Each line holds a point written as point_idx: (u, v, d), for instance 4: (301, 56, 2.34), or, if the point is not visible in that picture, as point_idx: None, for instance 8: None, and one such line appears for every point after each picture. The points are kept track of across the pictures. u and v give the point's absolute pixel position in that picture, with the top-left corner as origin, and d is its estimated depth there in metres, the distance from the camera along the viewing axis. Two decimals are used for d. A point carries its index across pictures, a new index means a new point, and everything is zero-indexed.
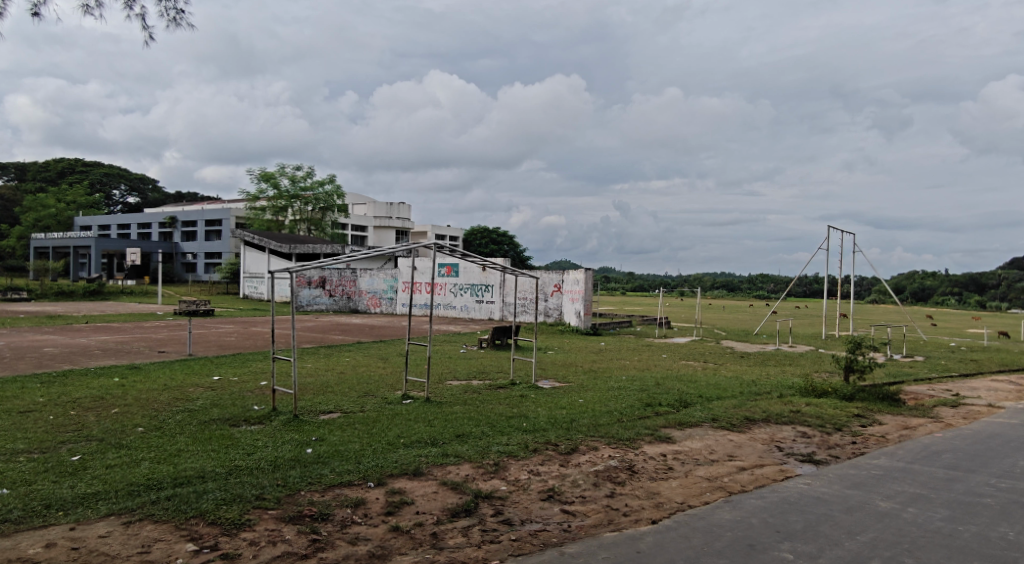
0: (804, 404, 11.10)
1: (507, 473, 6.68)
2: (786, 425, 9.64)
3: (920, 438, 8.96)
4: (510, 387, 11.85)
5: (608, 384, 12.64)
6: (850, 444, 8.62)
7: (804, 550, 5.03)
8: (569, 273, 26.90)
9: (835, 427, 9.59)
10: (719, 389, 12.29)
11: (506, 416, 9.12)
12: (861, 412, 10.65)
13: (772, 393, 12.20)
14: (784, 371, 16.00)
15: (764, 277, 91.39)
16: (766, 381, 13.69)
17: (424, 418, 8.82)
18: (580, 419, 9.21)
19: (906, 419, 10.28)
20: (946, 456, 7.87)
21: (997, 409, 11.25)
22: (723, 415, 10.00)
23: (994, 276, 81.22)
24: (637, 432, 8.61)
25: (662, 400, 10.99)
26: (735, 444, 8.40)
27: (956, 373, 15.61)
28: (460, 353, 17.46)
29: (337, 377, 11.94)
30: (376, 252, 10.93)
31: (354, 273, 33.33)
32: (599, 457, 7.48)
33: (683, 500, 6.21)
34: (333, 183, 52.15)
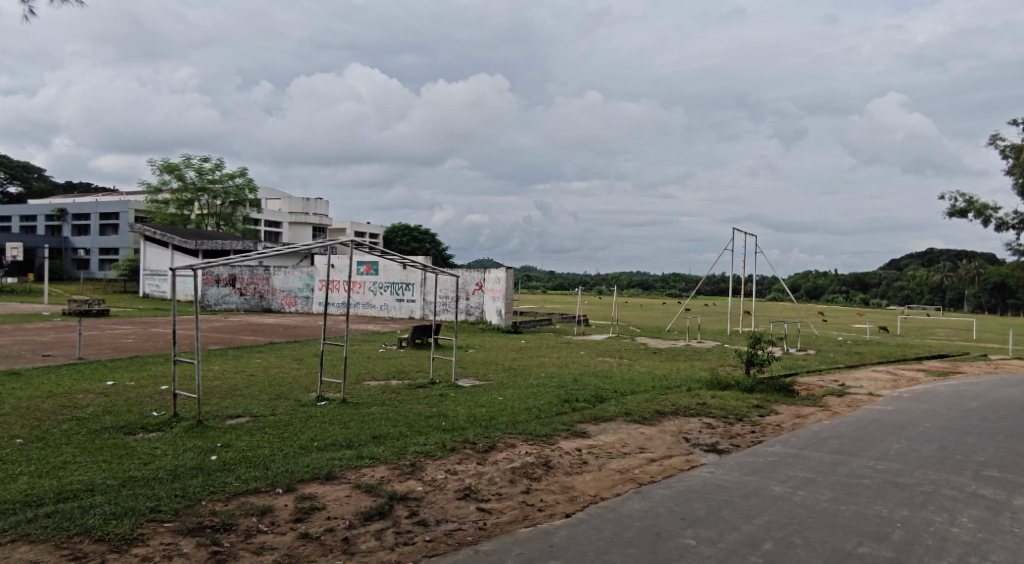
0: (710, 397, 11.66)
1: (423, 473, 6.66)
2: (693, 417, 10.10)
3: (811, 426, 9.64)
4: (429, 387, 11.80)
5: (525, 381, 12.82)
6: (750, 433, 9.16)
7: (706, 535, 5.30)
8: (490, 272, 27.04)
9: (737, 417, 10.14)
10: (633, 385, 12.70)
11: (424, 416, 9.08)
12: (760, 403, 11.33)
13: (682, 387, 12.75)
14: (692, 365, 16.76)
15: (674, 276, 95.06)
16: (676, 376, 14.30)
17: (340, 420, 8.63)
18: (498, 416, 9.30)
19: (799, 408, 11.04)
20: (832, 442, 8.51)
21: (877, 397, 12.29)
22: (635, 408, 10.37)
23: (877, 276, 88.02)
24: (553, 428, 8.79)
25: (579, 396, 11.24)
26: (646, 437, 8.74)
27: (842, 365, 16.90)
28: (379, 352, 17.19)
29: (246, 379, 11.47)
30: (291, 248, 10.17)
31: (267, 270, 32.10)
32: (516, 454, 7.58)
33: (596, 493, 6.40)
34: (243, 176, 50.01)
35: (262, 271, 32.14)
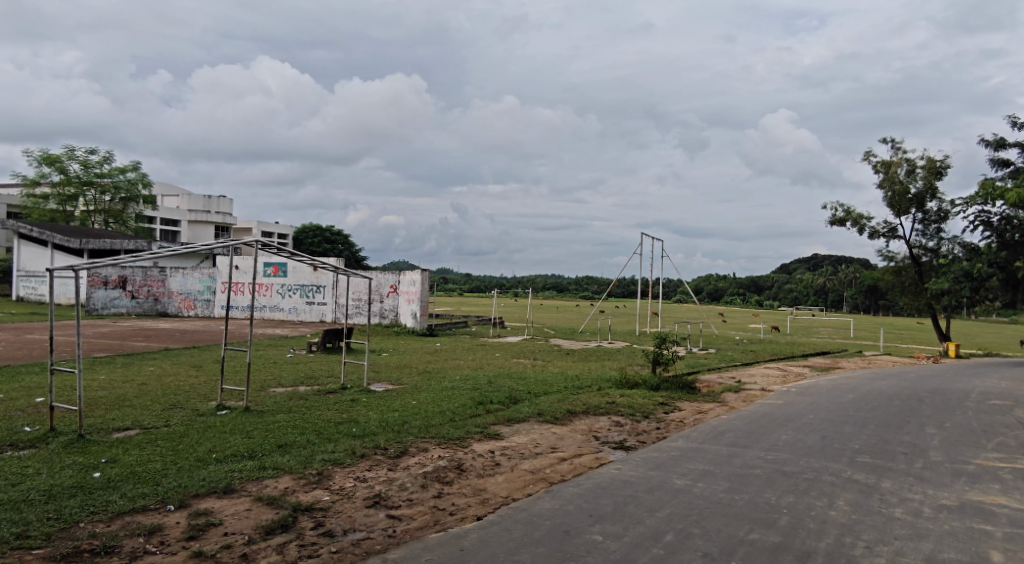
0: (618, 395, 11.99)
1: (331, 482, 6.46)
2: (603, 416, 10.35)
3: (710, 421, 10.10)
4: (340, 392, 11.47)
5: (440, 384, 12.72)
6: (655, 429, 9.48)
7: (612, 531, 5.43)
8: (405, 273, 26.65)
9: (643, 415, 10.47)
10: (547, 385, 12.84)
11: (334, 422, 8.82)
12: (665, 400, 11.77)
13: (592, 386, 13.01)
14: (603, 365, 17.21)
15: (586, 279, 97.64)
16: (587, 376, 14.62)
17: (241, 429, 8.23)
18: (412, 420, 9.17)
19: (700, 404, 11.55)
20: (729, 435, 8.96)
21: (769, 392, 13.07)
22: (547, 409, 10.49)
23: (771, 279, 93.81)
24: (467, 431, 8.75)
25: (493, 398, 11.25)
26: (557, 436, 8.86)
27: (740, 363, 17.88)
28: (287, 357, 16.56)
29: (136, 389, 10.72)
30: (187, 248, 9.52)
31: (163, 271, 30.22)
32: (428, 458, 7.49)
33: (508, 494, 6.42)
34: (136, 170, 46.86)
35: (157, 272, 30.21)
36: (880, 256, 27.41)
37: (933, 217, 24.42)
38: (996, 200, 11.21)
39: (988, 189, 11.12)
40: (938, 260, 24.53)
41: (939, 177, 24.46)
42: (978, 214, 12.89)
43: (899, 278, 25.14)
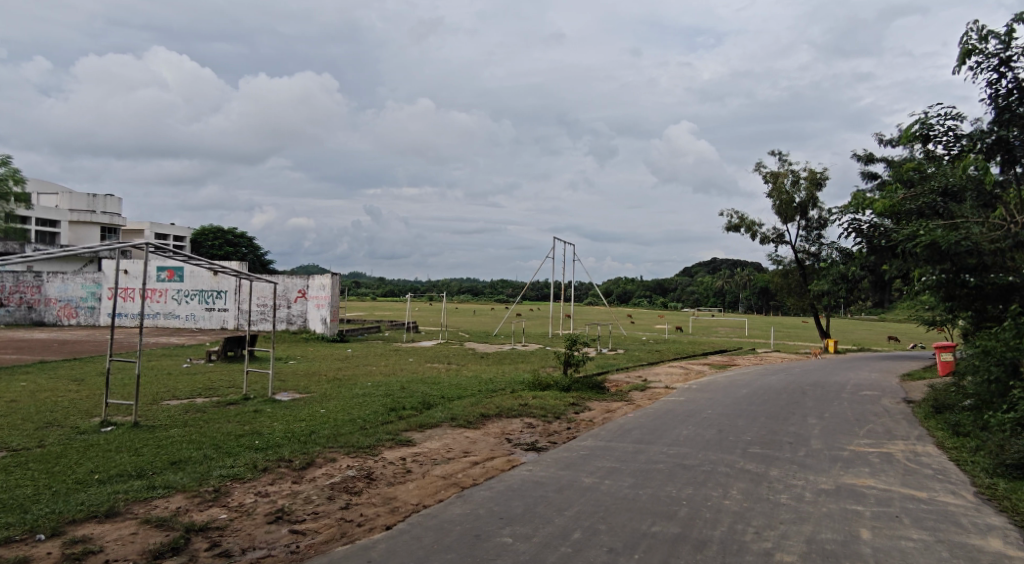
0: (531, 397, 12.14)
1: (229, 498, 6.16)
2: (515, 418, 10.44)
3: (618, 419, 10.43)
4: (242, 403, 10.97)
5: (351, 392, 12.43)
6: (565, 429, 9.67)
7: (522, 532, 5.49)
8: (314, 278, 25.84)
9: (554, 415, 10.66)
10: (460, 389, 12.82)
11: (235, 435, 8.43)
12: (575, 400, 12.03)
13: (506, 389, 13.10)
14: (516, 368, 17.38)
15: (500, 282, 98.48)
16: (501, 378, 14.71)
17: (129, 446, 7.71)
18: (320, 430, 8.91)
19: (608, 403, 11.89)
20: (635, 432, 9.29)
21: (673, 389, 13.66)
22: (461, 413, 10.47)
23: (675, 282, 98.03)
24: (377, 438, 8.59)
25: (405, 404, 11.10)
26: (470, 440, 8.87)
27: (646, 362, 18.55)
28: (183, 367, 15.64)
29: (6, 407, 9.78)
30: (65, 252, 8.77)
31: (38, 277, 27.86)
32: (336, 468, 7.29)
33: (418, 501, 6.35)
34: (7, 166, 42.88)
35: (31, 278, 27.83)
36: (770, 260, 29.30)
37: (814, 224, 26.33)
38: (865, 209, 12.26)
39: (859, 201, 12.12)
40: (819, 264, 26.47)
41: (820, 188, 26.41)
42: (851, 222, 14.03)
43: (786, 280, 27.08)
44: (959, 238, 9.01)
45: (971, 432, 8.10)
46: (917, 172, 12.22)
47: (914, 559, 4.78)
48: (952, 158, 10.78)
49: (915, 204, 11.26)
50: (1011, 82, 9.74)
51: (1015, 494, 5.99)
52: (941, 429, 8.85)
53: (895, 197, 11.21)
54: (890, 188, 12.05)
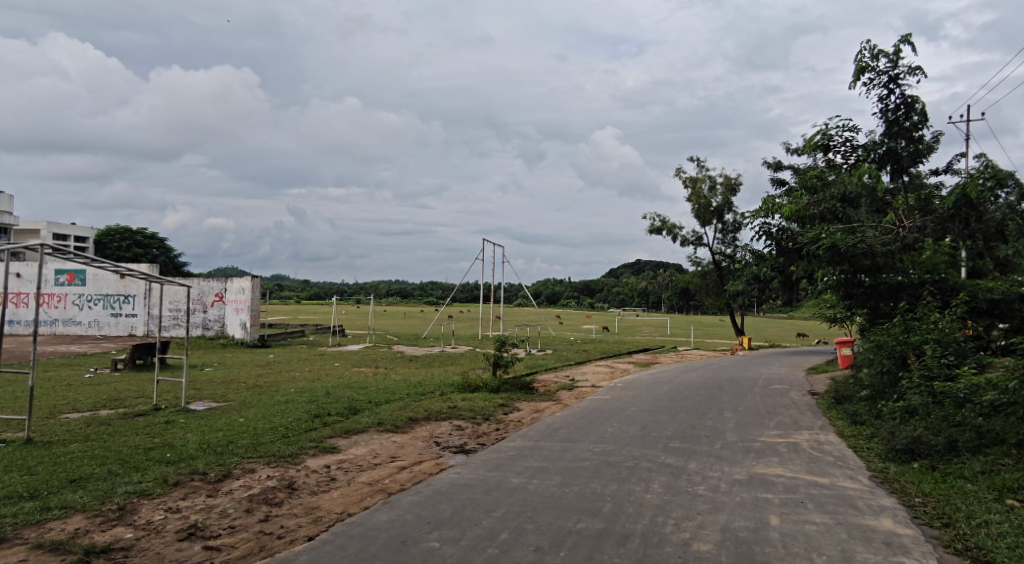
0: (460, 399, 12.12)
1: (135, 516, 5.86)
2: (444, 421, 10.41)
3: (546, 418, 10.58)
4: (152, 414, 10.44)
5: (272, 399, 12.04)
6: (494, 431, 9.72)
7: (450, 535, 5.50)
8: (232, 281, 24.84)
9: (483, 417, 10.70)
10: (387, 393, 12.67)
11: (143, 449, 8.02)
12: (504, 401, 12.11)
13: (435, 392, 13.03)
14: (445, 370, 17.33)
15: (428, 284, 97.86)
16: (430, 381, 14.61)
17: (22, 465, 7.20)
18: (238, 440, 8.60)
19: (536, 403, 12.05)
20: (562, 431, 9.45)
21: (599, 388, 13.96)
22: (388, 417, 10.34)
23: (602, 283, 100.26)
24: (300, 446, 8.37)
25: (331, 410, 10.86)
26: (398, 445, 8.78)
27: (574, 362, 18.89)
28: (85, 377, 14.72)
29: None
30: None
31: None
32: (255, 479, 7.06)
33: (343, 509, 6.24)
34: None
35: None
36: (690, 261, 30.40)
37: (730, 227, 27.52)
38: (774, 213, 12.96)
39: (768, 205, 12.78)
40: (734, 265, 27.64)
41: (734, 193, 27.65)
42: (761, 225, 14.80)
43: (704, 281, 28.39)
44: (858, 241, 9.90)
45: (868, 420, 8.69)
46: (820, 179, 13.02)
47: (817, 541, 5.10)
48: (850, 166, 11.52)
49: (818, 209, 12.03)
50: (899, 98, 10.54)
51: (904, 476, 6.48)
52: (841, 419, 9.45)
53: (801, 202, 11.99)
54: (796, 194, 12.77)
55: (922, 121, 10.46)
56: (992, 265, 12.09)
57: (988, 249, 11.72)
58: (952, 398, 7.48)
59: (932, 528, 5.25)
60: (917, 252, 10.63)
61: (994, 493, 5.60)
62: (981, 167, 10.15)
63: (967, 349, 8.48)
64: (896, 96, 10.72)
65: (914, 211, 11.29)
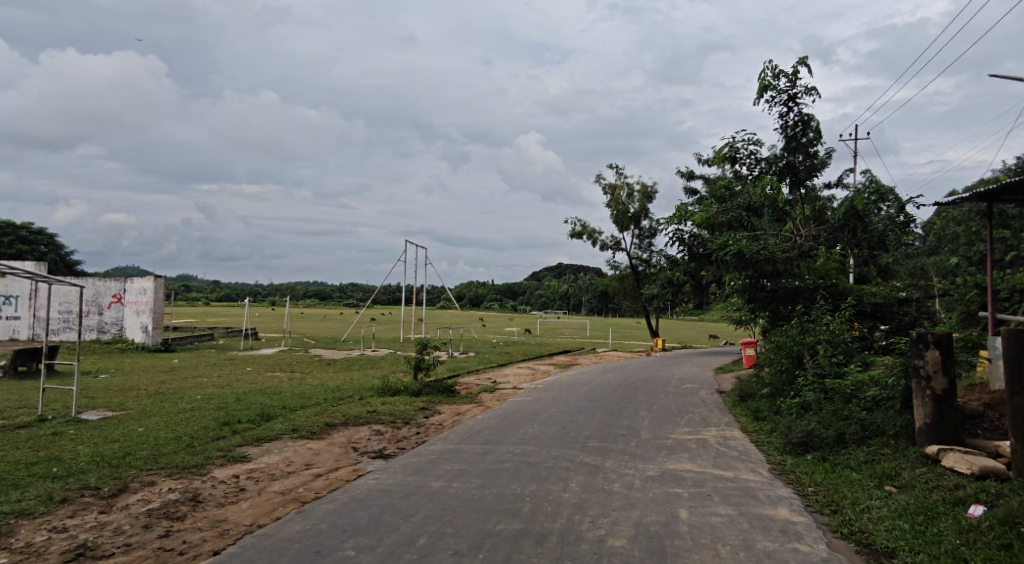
0: (380, 404, 11.98)
1: (14, 539, 5.47)
2: (362, 426, 10.26)
3: (467, 421, 10.62)
4: (37, 426, 9.74)
5: (176, 407, 11.48)
6: (414, 435, 9.68)
7: (366, 543, 5.45)
8: (132, 281, 23.46)
9: (404, 421, 10.62)
10: (303, 399, 12.35)
11: (26, 464, 7.48)
12: (425, 405, 12.06)
13: (353, 397, 12.80)
14: (363, 374, 17.05)
15: (348, 287, 95.81)
16: (349, 386, 14.35)
17: None
18: (137, 451, 8.16)
19: (458, 406, 12.07)
20: (483, 434, 9.53)
21: (520, 390, 14.13)
22: (303, 424, 10.08)
23: (525, 286, 101.30)
24: (206, 456, 8.05)
25: (241, 417, 10.48)
26: (312, 452, 8.59)
27: (495, 364, 19.01)
28: None
29: None
30: None
31: None
32: (154, 492, 6.73)
33: (252, 521, 6.06)
34: None
35: None
36: (610, 266, 31.31)
37: (646, 233, 28.49)
38: (686, 220, 13.56)
39: (681, 213, 13.36)
40: (650, 270, 28.57)
41: (651, 201, 28.64)
42: (675, 232, 15.44)
43: (622, 284, 29.19)
44: (761, 248, 10.53)
45: (768, 416, 9.23)
46: (727, 189, 13.72)
47: (722, 532, 5.40)
48: (754, 178, 12.20)
49: (726, 217, 12.67)
50: (797, 115, 11.28)
51: (798, 468, 6.96)
52: (744, 415, 10.00)
53: (710, 211, 12.58)
54: (706, 203, 13.40)
55: (817, 138, 11.24)
56: (876, 272, 13.13)
57: (872, 256, 12.72)
58: (841, 394, 8.08)
59: (823, 515, 5.67)
60: (811, 259, 11.40)
61: (875, 480, 6.11)
62: (866, 183, 11.01)
63: (854, 349, 9.15)
64: (794, 113, 11.45)
65: (809, 221, 12.10)
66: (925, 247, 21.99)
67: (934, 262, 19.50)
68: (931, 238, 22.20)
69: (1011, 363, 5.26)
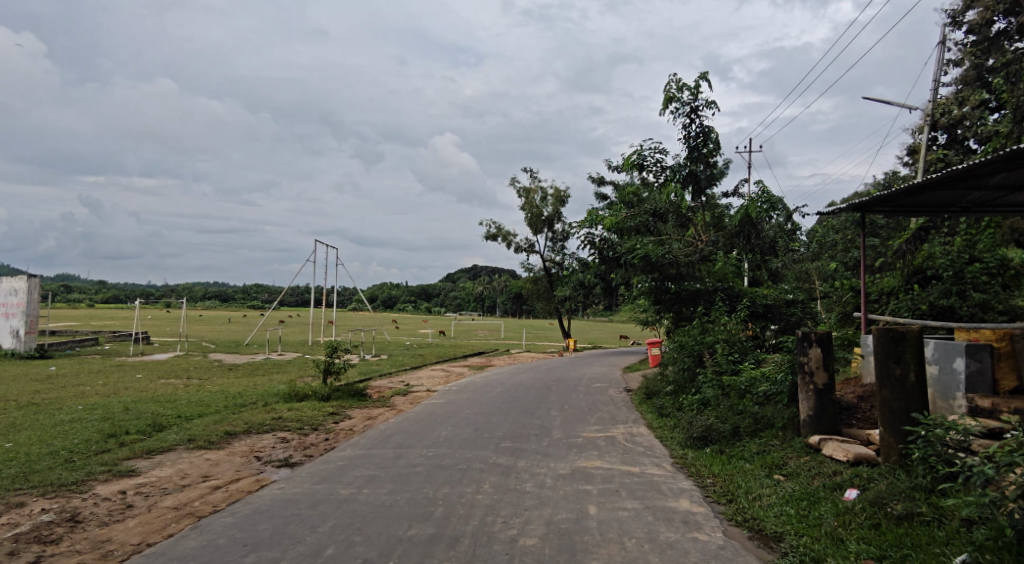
0: (286, 410, 11.60)
1: None
2: (266, 433, 9.91)
3: (378, 426, 10.47)
4: None
5: (54, 418, 10.65)
6: (323, 441, 9.44)
7: (268, 557, 5.28)
8: (2, 281, 21.52)
9: (312, 427, 10.34)
10: (201, 407, 11.76)
11: None
12: (335, 410, 11.79)
13: (256, 403, 12.33)
14: (268, 379, 16.44)
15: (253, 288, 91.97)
16: (253, 392, 13.79)
17: None
18: (5, 470, 7.51)
19: (369, 411, 11.87)
20: (395, 438, 9.44)
21: (433, 392, 14.06)
22: (200, 433, 9.62)
23: (439, 289, 100.75)
24: (88, 472, 7.53)
25: (129, 428, 9.86)
26: (211, 463, 8.22)
27: (408, 366, 18.82)
28: None
29: None
30: None
31: None
32: (27, 514, 6.23)
33: (140, 540, 5.73)
34: None
35: None
36: (524, 268, 31.67)
37: (559, 236, 29.06)
38: (597, 224, 13.96)
39: (592, 217, 13.75)
40: (562, 272, 29.19)
41: (563, 205, 29.24)
42: (587, 235, 15.85)
43: (536, 286, 29.61)
44: (665, 252, 11.03)
45: (671, 412, 9.67)
46: (635, 195, 14.25)
47: (628, 526, 5.62)
48: (660, 184, 12.74)
49: (634, 222, 13.14)
50: (698, 127, 11.88)
51: (698, 461, 7.35)
52: (650, 412, 10.42)
53: (619, 215, 13.01)
54: (616, 207, 13.87)
55: (716, 149, 11.87)
56: (767, 276, 14.02)
57: (765, 261, 13.60)
58: (736, 389, 8.59)
59: (720, 504, 6.01)
60: (711, 263, 12.01)
61: (766, 469, 6.54)
62: (759, 193, 11.75)
63: (749, 347, 9.74)
64: (696, 125, 12.05)
65: (709, 227, 12.75)
66: (809, 252, 23.70)
67: (818, 266, 21.07)
68: (816, 244, 23.94)
69: (881, 359, 5.76)
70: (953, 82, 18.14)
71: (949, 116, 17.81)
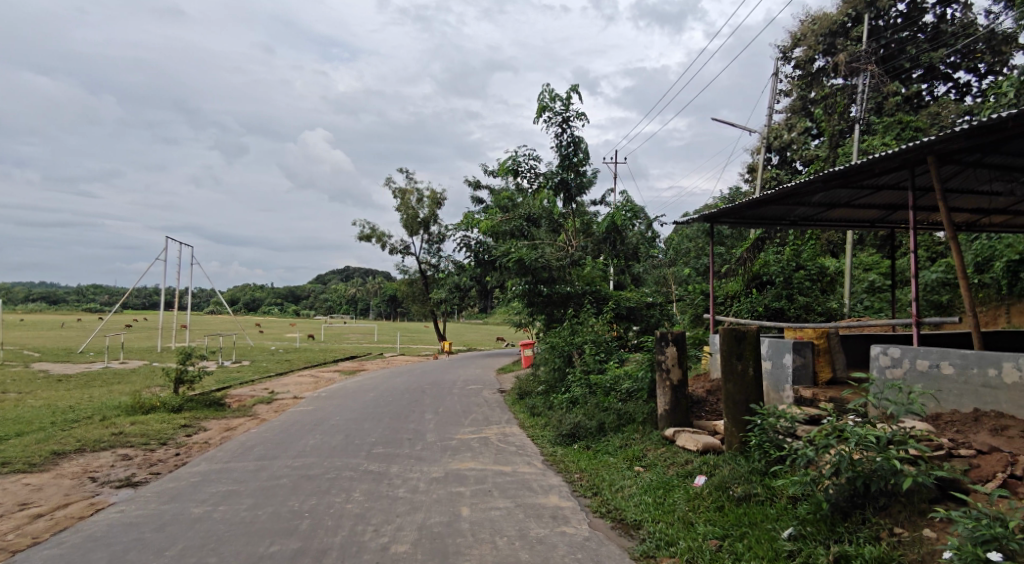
0: (128, 424, 10.68)
1: None
2: (104, 451, 9.08)
3: (238, 437, 9.93)
4: None
5: None
6: (172, 457, 8.81)
7: None
8: None
9: (159, 442, 9.61)
10: (22, 425, 10.54)
11: None
12: (188, 422, 11.02)
13: (93, 418, 11.24)
14: (109, 391, 15.03)
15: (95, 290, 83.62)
16: (88, 405, 12.55)
17: None
18: None
19: (228, 421, 11.22)
20: (256, 449, 9.00)
21: (300, 399, 13.54)
22: (21, 455, 8.62)
23: (309, 290, 96.96)
24: None
25: None
26: (33, 488, 7.41)
27: (273, 373, 17.98)
28: None
29: None
30: None
31: None
32: None
33: None
34: None
35: None
36: (399, 269, 31.32)
37: (434, 238, 29.02)
38: (473, 228, 14.10)
39: (468, 219, 13.89)
40: (438, 274, 29.18)
41: (439, 207, 29.24)
42: (462, 238, 15.98)
43: (411, 288, 29.40)
44: (537, 255, 11.38)
45: (542, 411, 9.99)
46: (509, 200, 14.56)
47: (500, 525, 5.77)
48: (533, 190, 13.15)
49: (509, 226, 13.42)
50: (569, 137, 12.38)
51: (567, 457, 7.68)
52: (522, 412, 10.70)
53: (494, 219, 13.21)
54: (491, 211, 14.10)
55: (585, 158, 12.43)
56: (630, 280, 14.87)
57: (628, 266, 14.42)
58: (602, 387, 9.08)
59: (585, 498, 6.33)
60: (580, 267, 12.56)
61: (627, 462, 6.97)
62: (624, 202, 12.49)
63: (614, 347, 10.31)
64: (568, 134, 12.56)
65: (579, 232, 13.33)
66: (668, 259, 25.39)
67: (675, 271, 22.65)
68: (675, 251, 25.69)
69: (725, 356, 6.33)
70: (785, 110, 20.21)
71: (781, 140, 19.89)
